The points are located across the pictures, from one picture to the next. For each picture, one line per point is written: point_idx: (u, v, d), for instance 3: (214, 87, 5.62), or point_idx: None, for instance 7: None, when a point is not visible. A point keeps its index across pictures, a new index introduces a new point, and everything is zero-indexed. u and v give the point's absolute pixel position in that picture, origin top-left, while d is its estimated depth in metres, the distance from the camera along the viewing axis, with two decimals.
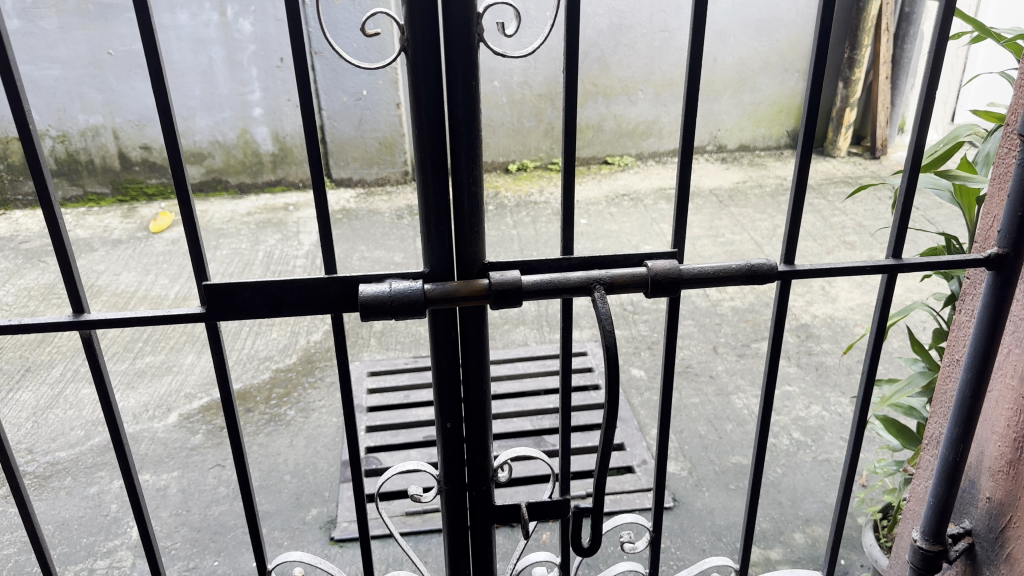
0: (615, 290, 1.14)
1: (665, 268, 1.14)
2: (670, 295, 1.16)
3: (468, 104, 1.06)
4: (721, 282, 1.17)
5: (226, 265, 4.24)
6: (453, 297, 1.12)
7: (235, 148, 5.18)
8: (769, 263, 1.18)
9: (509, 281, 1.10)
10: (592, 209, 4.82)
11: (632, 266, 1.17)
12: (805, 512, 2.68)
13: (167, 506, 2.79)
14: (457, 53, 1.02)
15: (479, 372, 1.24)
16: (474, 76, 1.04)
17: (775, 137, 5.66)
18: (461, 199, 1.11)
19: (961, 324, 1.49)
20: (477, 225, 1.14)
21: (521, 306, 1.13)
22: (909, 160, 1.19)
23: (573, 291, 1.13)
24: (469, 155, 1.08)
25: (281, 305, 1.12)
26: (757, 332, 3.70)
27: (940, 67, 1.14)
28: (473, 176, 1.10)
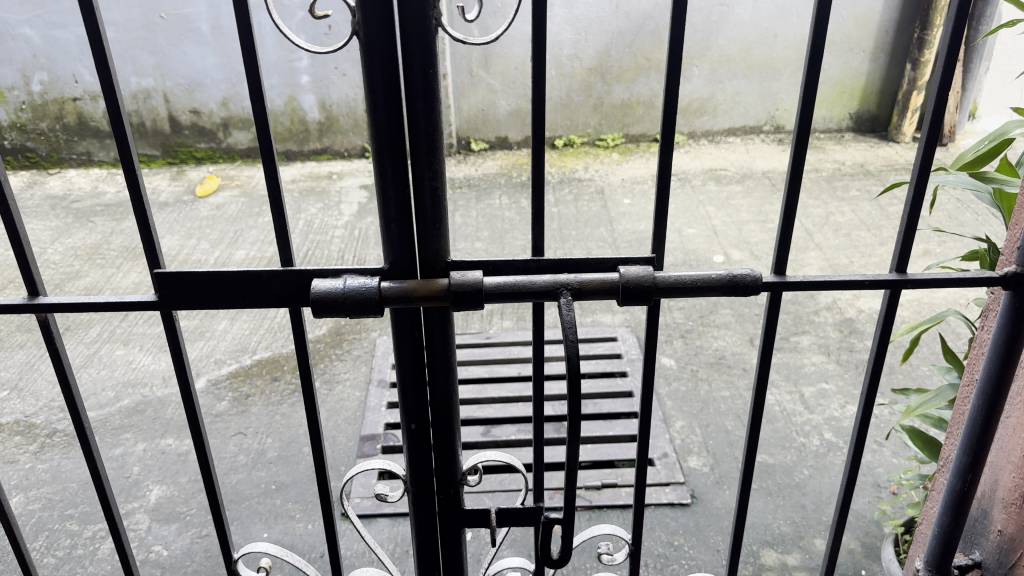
0: (583, 296, 1.07)
1: (640, 275, 1.05)
2: (646, 304, 1.08)
3: (427, 92, 0.99)
4: (699, 292, 1.08)
5: (267, 232, 4.28)
6: (411, 297, 1.06)
7: (282, 115, 5.20)
8: (753, 273, 1.07)
9: (470, 282, 1.05)
10: (638, 188, 4.70)
11: (606, 272, 1.09)
12: (828, 517, 2.58)
13: (187, 472, 2.83)
14: (413, 38, 0.95)
15: (446, 377, 1.17)
16: (430, 59, 0.97)
17: (836, 119, 5.42)
18: (420, 191, 1.05)
19: (982, 341, 1.38)
20: (441, 221, 1.08)
21: (483, 308, 1.07)
22: (917, 163, 1.08)
23: (537, 297, 1.07)
24: (428, 145, 1.02)
25: (236, 296, 1.09)
26: (799, 325, 3.55)
27: (954, 67, 1.03)
28: (433, 169, 1.04)
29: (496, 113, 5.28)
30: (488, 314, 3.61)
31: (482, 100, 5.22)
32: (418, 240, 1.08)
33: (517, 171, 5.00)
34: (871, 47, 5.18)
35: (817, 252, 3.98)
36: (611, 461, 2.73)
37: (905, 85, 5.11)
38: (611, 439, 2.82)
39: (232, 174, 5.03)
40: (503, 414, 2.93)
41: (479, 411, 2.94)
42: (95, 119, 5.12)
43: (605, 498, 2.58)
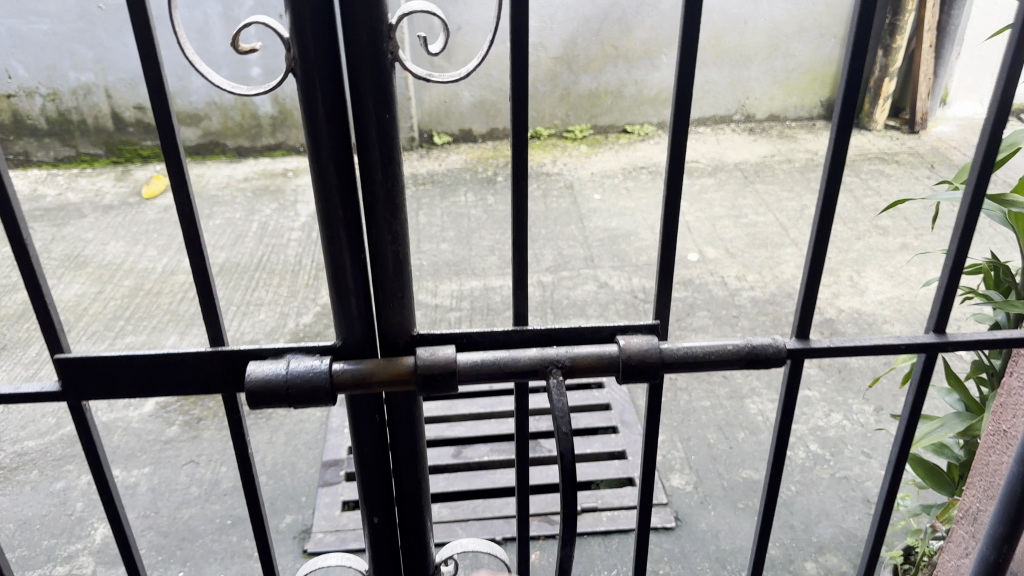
0: (577, 373, 0.90)
1: (642, 347, 0.89)
2: (649, 381, 0.91)
3: (383, 142, 0.80)
4: (711, 367, 0.91)
5: (218, 236, 4.04)
6: (371, 382, 0.88)
7: (232, 109, 4.93)
8: (775, 343, 0.92)
9: (441, 362, 0.87)
10: (607, 183, 4.54)
11: (602, 343, 0.93)
12: (818, 539, 2.45)
13: (135, 506, 2.62)
14: (362, 77, 0.76)
15: (413, 463, 0.99)
16: (388, 102, 0.78)
17: (807, 107, 5.31)
18: (376, 256, 0.87)
19: (1012, 390, 1.25)
20: (404, 289, 0.89)
21: (457, 392, 0.89)
22: (960, 220, 0.95)
23: (522, 377, 0.90)
24: (386, 204, 0.84)
25: (157, 383, 0.91)
26: (778, 328, 3.28)
27: (1007, 114, 0.89)
28: (392, 231, 0.85)
29: (459, 105, 5.08)
30: (455, 322, 3.32)
31: (444, 91, 5.00)
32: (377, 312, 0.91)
33: (482, 166, 4.81)
34: (843, 32, 5.06)
35: (793, 248, 3.85)
36: (591, 482, 2.58)
37: (876, 72, 5.01)
38: (590, 458, 2.67)
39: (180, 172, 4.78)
40: (474, 432, 2.76)
41: (450, 430, 2.77)
42: (32, 117, 4.83)
43: (585, 524, 2.43)
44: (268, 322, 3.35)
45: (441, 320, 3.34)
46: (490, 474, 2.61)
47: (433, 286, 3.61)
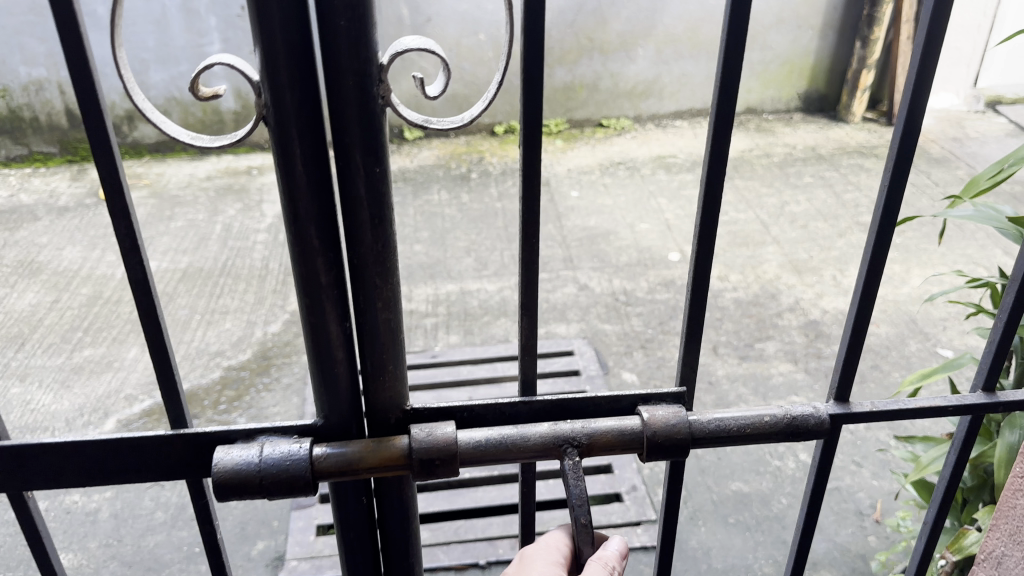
0: (595, 453, 0.80)
1: (667, 424, 0.79)
2: (675, 458, 0.81)
3: (372, 199, 0.68)
4: (742, 440, 0.82)
5: (181, 239, 3.87)
6: (359, 469, 0.77)
7: (193, 105, 4.77)
8: (815, 415, 0.83)
9: (440, 445, 0.76)
10: (585, 179, 4.44)
11: (621, 414, 0.83)
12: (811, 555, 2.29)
13: (97, 534, 2.44)
14: (347, 126, 0.65)
15: (405, 543, 0.89)
16: (378, 153, 0.66)
17: (785, 99, 5.24)
18: (364, 325, 0.76)
19: None
20: (397, 361, 0.78)
21: (459, 476, 0.78)
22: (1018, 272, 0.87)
23: (531, 458, 0.79)
24: (374, 267, 0.72)
25: (109, 471, 0.79)
26: (762, 330, 3.21)
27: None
28: (382, 297, 0.74)
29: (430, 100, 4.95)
30: (432, 329, 3.19)
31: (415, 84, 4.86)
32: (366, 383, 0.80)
33: (455, 162, 4.68)
34: (819, 23, 5.01)
35: (775, 246, 3.77)
36: None
37: (854, 64, 4.96)
38: None
39: (140, 171, 4.59)
40: None
41: None
42: None
43: None
44: (234, 332, 3.20)
45: (416, 327, 3.21)
46: (472, 491, 2.45)
47: (408, 291, 3.48)
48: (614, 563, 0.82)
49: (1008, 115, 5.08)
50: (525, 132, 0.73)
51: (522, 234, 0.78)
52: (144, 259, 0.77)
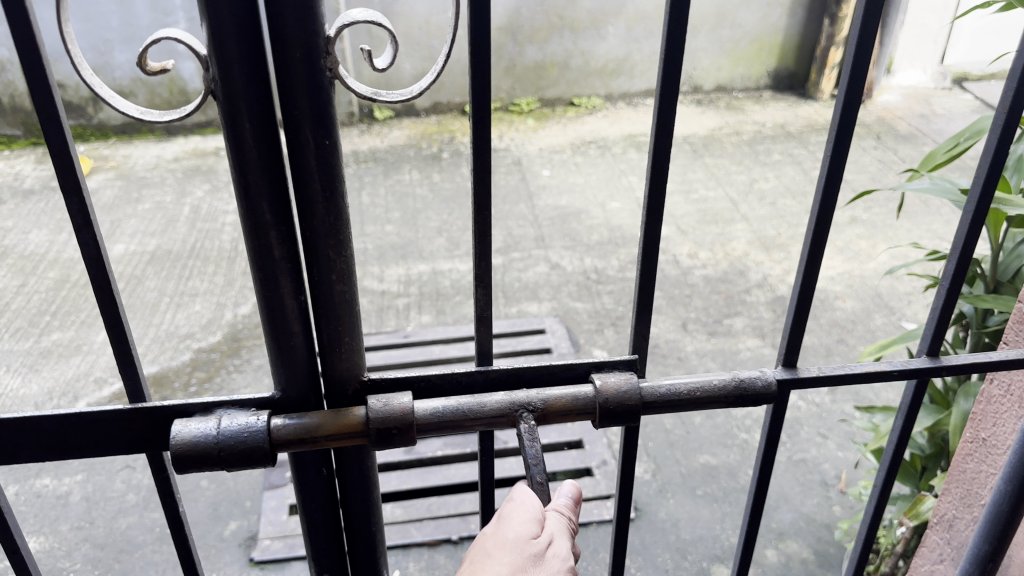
0: (549, 417, 0.82)
1: (617, 389, 0.82)
2: (628, 423, 0.84)
3: (323, 172, 0.69)
4: (692, 405, 0.85)
5: (149, 222, 3.83)
6: (317, 438, 0.78)
7: (159, 86, 4.72)
8: (763, 380, 0.86)
9: (397, 413, 0.77)
10: (556, 158, 4.45)
11: (574, 381, 0.86)
12: (778, 524, 2.34)
13: (68, 517, 2.44)
14: (297, 99, 0.65)
15: (365, 514, 0.91)
16: (327, 127, 0.67)
17: (754, 77, 5.28)
18: (318, 297, 0.76)
19: (993, 398, 1.22)
20: (352, 333, 0.79)
21: (416, 444, 0.80)
22: (959, 243, 0.93)
23: (487, 425, 0.81)
24: (327, 240, 0.73)
25: (68, 445, 0.79)
26: (730, 306, 3.25)
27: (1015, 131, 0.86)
28: (336, 270, 0.74)
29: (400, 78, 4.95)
30: (404, 309, 3.20)
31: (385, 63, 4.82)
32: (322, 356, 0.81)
33: (426, 142, 4.67)
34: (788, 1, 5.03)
35: (744, 223, 3.81)
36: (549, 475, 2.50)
37: (823, 42, 5.00)
38: (548, 448, 2.60)
39: (106, 154, 4.54)
40: None
41: None
42: None
43: None
44: (204, 314, 3.19)
45: (388, 307, 3.21)
46: (445, 469, 2.47)
47: (379, 272, 3.48)
48: (566, 515, 0.82)
49: (975, 91, 5.14)
50: (475, 104, 0.74)
51: (474, 205, 0.79)
52: (97, 234, 0.76)
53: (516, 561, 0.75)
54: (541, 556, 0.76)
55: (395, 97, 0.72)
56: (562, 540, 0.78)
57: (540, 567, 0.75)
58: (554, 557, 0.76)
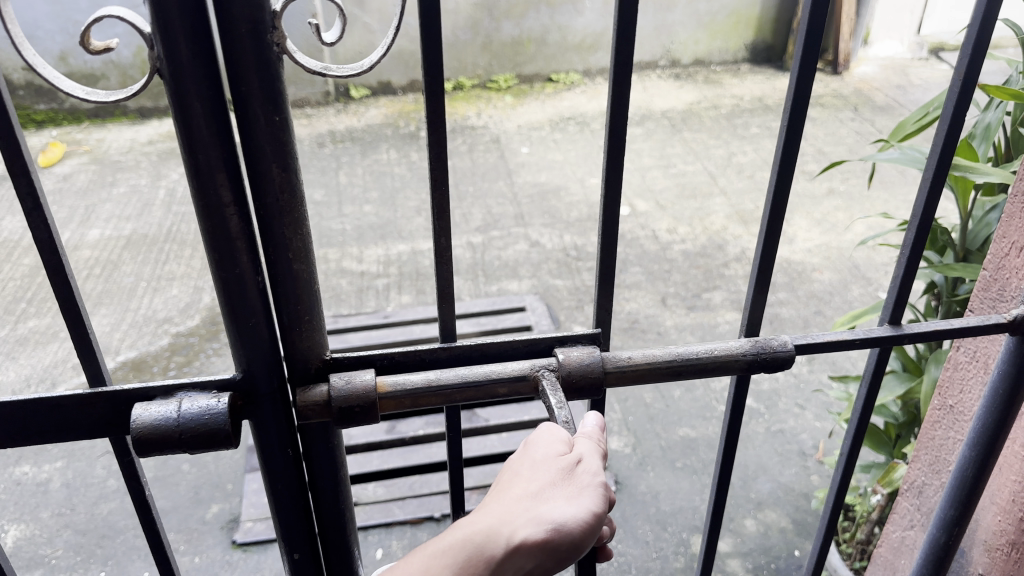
0: (523, 391, 0.84)
1: (653, 358, 0.86)
2: (593, 395, 0.86)
3: (275, 148, 0.69)
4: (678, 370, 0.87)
5: (124, 206, 3.79)
6: (319, 416, 0.80)
7: (131, 68, 4.68)
8: (745, 352, 0.89)
9: (359, 390, 0.78)
10: (535, 135, 4.44)
11: (536, 357, 0.86)
12: (757, 495, 2.36)
13: (48, 504, 2.43)
14: (247, 74, 0.65)
15: (334, 493, 0.91)
16: (277, 102, 0.67)
17: (732, 51, 5.27)
18: (275, 277, 0.76)
19: (958, 365, 1.23)
20: (311, 310, 0.79)
21: (379, 421, 0.80)
22: (918, 210, 0.96)
23: (508, 389, 0.83)
24: (283, 219, 0.72)
25: (27, 431, 0.78)
26: (710, 280, 3.26)
27: (971, 97, 0.89)
28: (293, 250, 0.74)
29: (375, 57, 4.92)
30: (383, 289, 3.19)
31: (359, 42, 4.78)
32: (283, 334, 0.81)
33: (403, 120, 4.64)
34: None
35: (723, 197, 3.81)
36: None
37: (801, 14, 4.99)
38: None
39: (79, 138, 4.48)
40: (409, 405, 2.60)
41: None
42: None
43: None
44: (181, 298, 3.17)
45: (367, 288, 3.20)
46: (426, 448, 2.47)
47: (358, 252, 3.47)
48: (598, 437, 0.80)
49: (951, 62, 5.16)
50: (427, 77, 0.73)
51: (432, 180, 0.79)
52: (47, 217, 0.75)
53: (548, 476, 0.74)
54: (570, 470, 0.74)
55: (347, 71, 0.71)
56: (594, 456, 0.76)
57: (570, 481, 0.74)
58: (585, 472, 0.75)
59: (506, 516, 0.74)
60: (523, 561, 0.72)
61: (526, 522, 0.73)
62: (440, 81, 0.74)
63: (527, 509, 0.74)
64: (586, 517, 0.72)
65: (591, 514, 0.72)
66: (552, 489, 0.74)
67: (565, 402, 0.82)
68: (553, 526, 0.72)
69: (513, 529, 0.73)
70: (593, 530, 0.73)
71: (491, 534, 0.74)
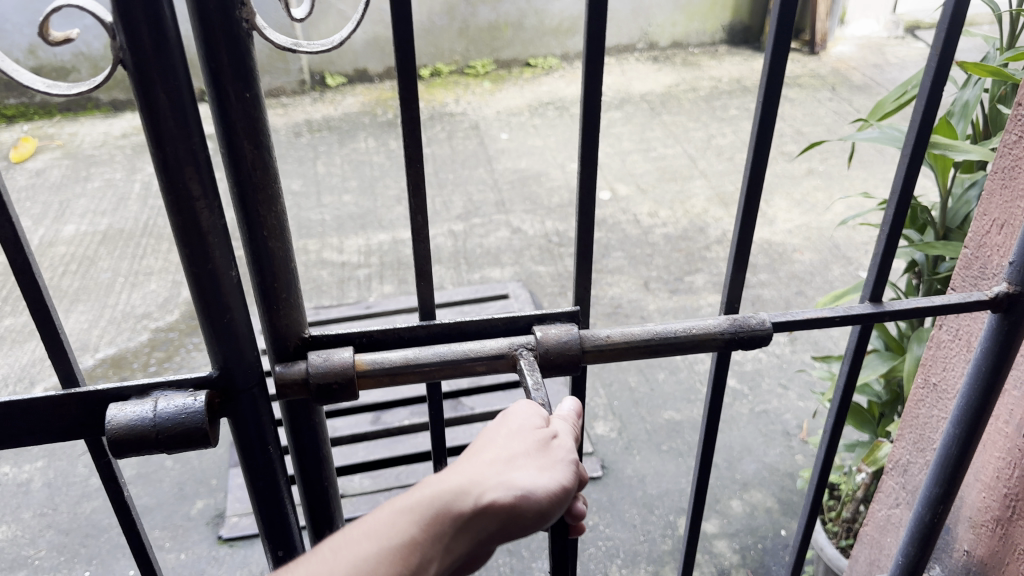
0: (500, 369, 0.82)
1: (632, 336, 0.85)
2: (572, 371, 0.85)
3: (247, 124, 0.67)
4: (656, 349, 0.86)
5: (99, 201, 3.74)
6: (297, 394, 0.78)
7: (103, 60, 4.60)
8: (725, 330, 0.87)
9: (336, 368, 0.77)
10: (514, 120, 4.41)
11: (515, 335, 0.85)
12: (742, 476, 2.37)
13: (30, 505, 2.40)
14: (216, 48, 0.63)
15: (320, 469, 0.91)
16: (246, 77, 0.65)
17: (709, 32, 5.26)
18: (250, 256, 0.74)
19: (942, 344, 1.23)
20: (289, 289, 0.78)
21: (359, 398, 0.79)
22: (897, 187, 0.95)
23: (487, 366, 0.81)
24: (256, 196, 0.71)
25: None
26: (692, 263, 3.26)
27: (948, 73, 0.88)
28: (268, 228, 0.73)
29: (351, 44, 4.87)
30: (365, 280, 3.17)
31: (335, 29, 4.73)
32: (260, 318, 0.79)
33: (381, 108, 4.60)
34: None
35: (703, 180, 3.81)
36: None
37: None
38: None
39: (52, 132, 4.41)
40: (393, 396, 2.58)
41: (367, 396, 2.58)
42: None
43: None
44: (160, 293, 3.13)
45: (349, 279, 3.18)
46: (412, 438, 2.46)
47: (338, 242, 3.44)
48: (572, 422, 0.77)
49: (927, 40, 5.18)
50: (398, 50, 0.72)
51: (406, 158, 0.78)
52: (12, 216, 0.73)
53: (523, 444, 0.72)
54: (547, 443, 0.72)
55: (318, 46, 0.69)
56: (569, 436, 0.75)
57: (544, 454, 0.72)
58: (559, 447, 0.73)
59: (475, 476, 0.71)
60: (483, 524, 0.69)
61: (495, 484, 0.70)
62: (409, 62, 0.73)
63: (497, 471, 0.71)
64: (556, 489, 0.70)
65: (560, 487, 0.70)
66: (524, 457, 0.71)
67: (541, 382, 0.79)
68: (521, 492, 0.69)
69: (482, 489, 0.70)
70: (558, 504, 0.70)
71: (457, 492, 0.70)
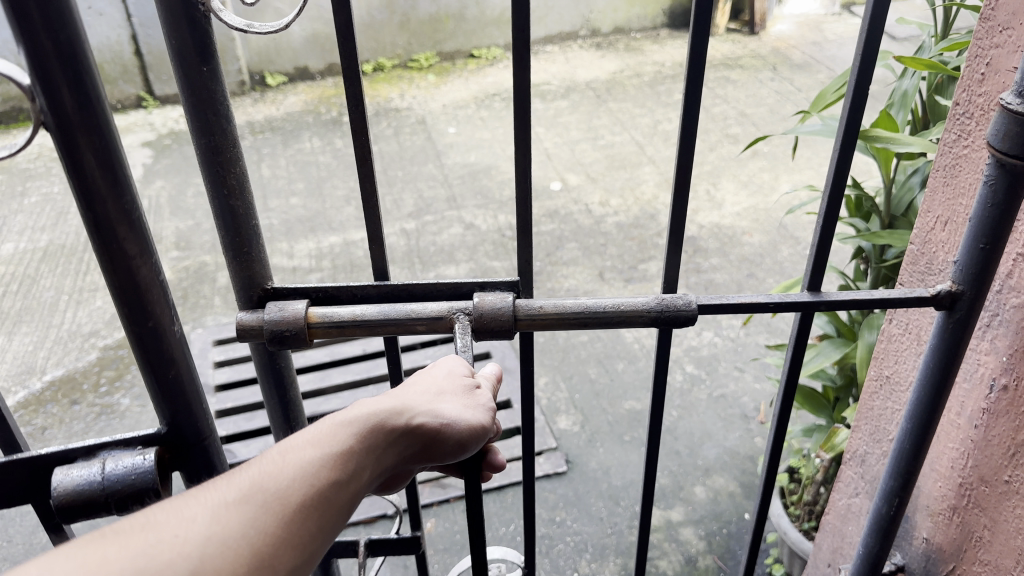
0: (437, 330, 0.88)
1: (563, 307, 0.87)
2: (507, 337, 0.89)
3: (207, 95, 0.78)
4: (590, 319, 0.88)
5: (37, 217, 3.62)
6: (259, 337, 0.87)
7: None
8: (652, 307, 0.87)
9: (288, 317, 0.85)
10: (461, 113, 4.38)
11: (458, 300, 0.90)
12: (704, 462, 2.40)
13: None
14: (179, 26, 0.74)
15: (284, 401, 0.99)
16: (206, 52, 0.76)
17: (650, 17, 5.28)
18: (215, 212, 0.84)
19: (893, 337, 1.25)
20: (248, 245, 0.87)
21: (311, 345, 0.87)
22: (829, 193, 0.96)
23: (427, 326, 0.87)
24: (216, 158, 0.81)
25: None
26: (645, 250, 3.28)
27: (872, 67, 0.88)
28: (228, 187, 0.82)
29: (289, 42, 4.78)
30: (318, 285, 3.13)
31: None
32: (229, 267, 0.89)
33: (324, 106, 4.54)
34: None
35: (652, 166, 3.83)
36: None
37: None
38: None
39: None
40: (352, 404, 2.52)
41: (325, 404, 2.52)
42: None
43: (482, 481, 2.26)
44: (107, 310, 3.04)
45: None
46: None
47: (288, 247, 3.38)
48: (490, 383, 0.87)
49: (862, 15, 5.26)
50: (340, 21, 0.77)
51: (353, 131, 0.83)
52: None
53: (450, 384, 0.80)
54: (472, 389, 0.80)
55: (269, 29, 0.72)
56: (488, 391, 0.83)
57: (468, 396, 0.79)
58: (482, 396, 0.81)
59: (405, 401, 0.77)
60: (404, 446, 0.75)
61: (424, 409, 0.76)
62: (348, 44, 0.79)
63: (425, 399, 0.77)
64: (476, 423, 0.77)
65: (480, 424, 0.78)
66: (448, 396, 0.79)
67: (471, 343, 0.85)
68: (446, 422, 0.76)
69: (413, 412, 0.76)
70: (473, 437, 0.77)
71: (391, 411, 0.76)
